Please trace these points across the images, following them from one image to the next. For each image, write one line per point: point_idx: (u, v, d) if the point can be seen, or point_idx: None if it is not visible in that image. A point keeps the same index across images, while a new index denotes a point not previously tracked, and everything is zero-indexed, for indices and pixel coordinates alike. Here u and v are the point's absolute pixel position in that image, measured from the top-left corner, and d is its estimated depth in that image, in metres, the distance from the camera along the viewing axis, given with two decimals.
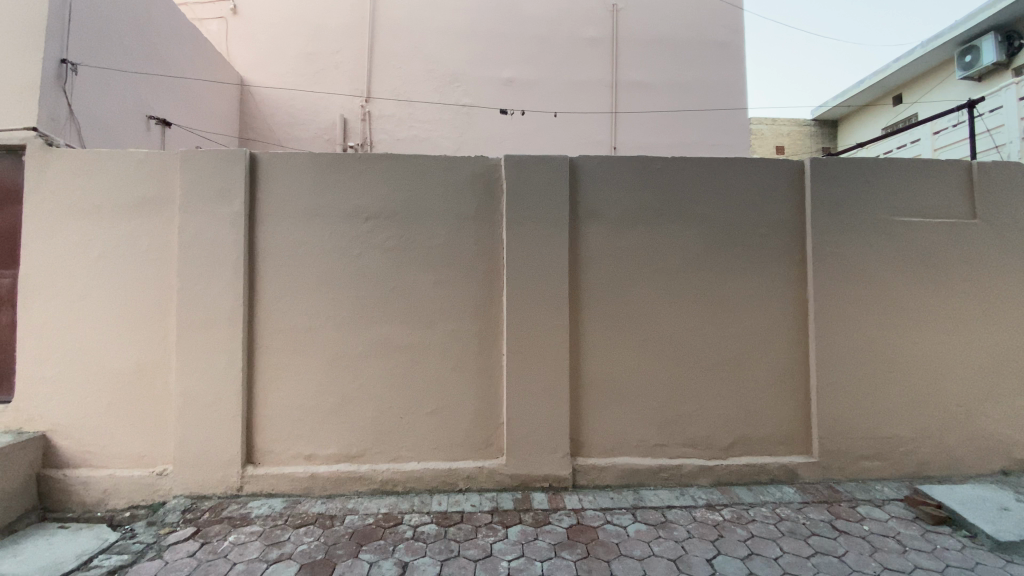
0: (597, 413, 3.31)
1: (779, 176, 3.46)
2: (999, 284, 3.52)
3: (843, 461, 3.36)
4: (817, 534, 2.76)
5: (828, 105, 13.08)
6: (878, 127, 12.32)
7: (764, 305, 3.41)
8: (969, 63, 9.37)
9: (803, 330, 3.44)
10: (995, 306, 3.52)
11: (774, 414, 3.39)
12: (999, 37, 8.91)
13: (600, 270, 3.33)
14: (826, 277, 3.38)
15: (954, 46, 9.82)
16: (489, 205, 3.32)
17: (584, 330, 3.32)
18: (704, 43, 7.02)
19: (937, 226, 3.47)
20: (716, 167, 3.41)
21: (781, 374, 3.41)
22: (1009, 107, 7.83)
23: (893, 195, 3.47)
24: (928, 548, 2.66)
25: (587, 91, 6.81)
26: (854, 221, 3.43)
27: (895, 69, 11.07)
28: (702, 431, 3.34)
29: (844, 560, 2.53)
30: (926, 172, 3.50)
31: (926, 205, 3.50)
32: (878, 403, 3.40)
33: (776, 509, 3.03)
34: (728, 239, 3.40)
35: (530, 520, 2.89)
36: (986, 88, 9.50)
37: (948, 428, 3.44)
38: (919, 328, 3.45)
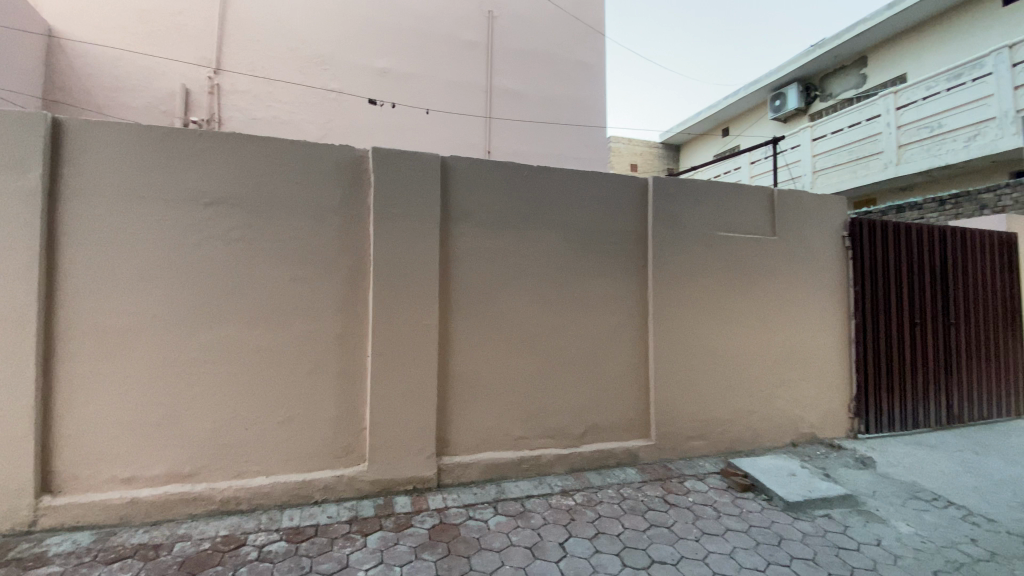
0: (462, 411, 3.34)
1: (628, 189, 3.84)
2: (789, 289, 4.32)
3: (676, 443, 3.83)
4: (652, 509, 3.11)
5: (673, 130, 14.91)
6: (711, 154, 14.41)
7: (614, 305, 3.75)
8: (779, 107, 11.78)
9: (646, 328, 3.84)
10: (787, 307, 4.30)
11: (620, 403, 3.74)
12: (800, 88, 11.41)
13: (468, 270, 3.37)
14: (665, 281, 3.84)
15: (768, 91, 12.17)
16: (354, 199, 3.16)
17: (451, 328, 3.32)
18: (572, 62, 7.51)
19: (748, 240, 4.15)
20: (576, 176, 3.67)
21: (628, 368, 3.78)
22: (804, 146, 10.16)
23: (716, 212, 4.06)
24: (736, 512, 3.15)
25: (462, 92, 6.86)
26: (688, 234, 3.94)
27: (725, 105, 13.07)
28: (560, 422, 3.56)
29: (673, 530, 2.89)
30: (740, 194, 4.16)
31: (740, 222, 4.15)
32: (703, 391, 3.94)
33: (620, 490, 3.35)
34: (586, 244, 3.68)
35: (391, 525, 2.80)
36: (790, 128, 11.99)
37: (753, 409, 4.12)
38: (734, 326, 4.08)
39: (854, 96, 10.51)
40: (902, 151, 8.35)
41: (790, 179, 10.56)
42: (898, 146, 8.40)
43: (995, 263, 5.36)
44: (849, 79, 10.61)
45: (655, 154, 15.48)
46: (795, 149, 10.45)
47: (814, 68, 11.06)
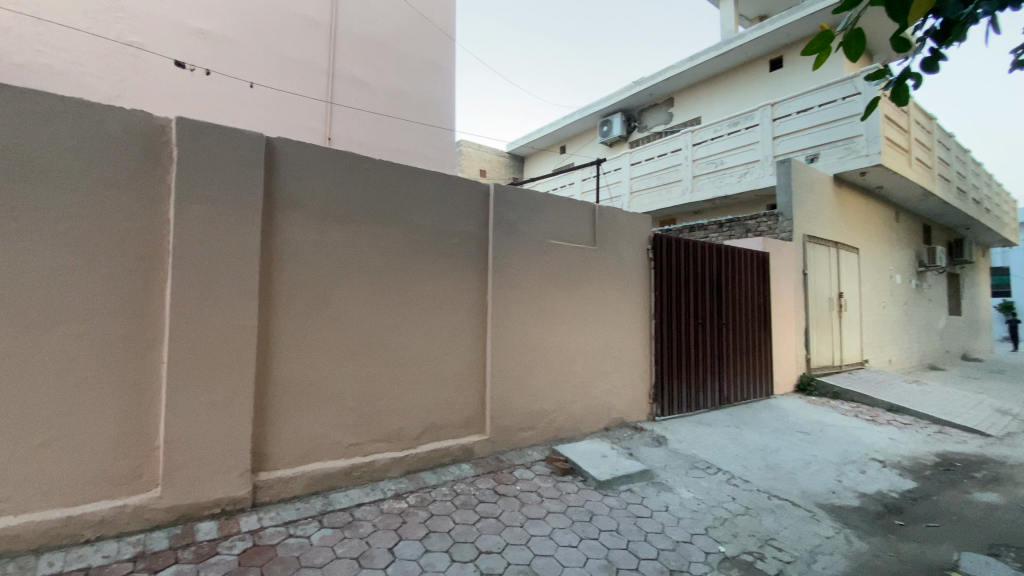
0: (285, 419, 3.05)
1: (470, 193, 3.96)
2: (605, 293, 4.91)
3: (507, 436, 4.04)
4: (483, 501, 3.23)
5: (518, 142, 15.73)
6: (551, 167, 15.55)
7: (453, 305, 3.81)
8: (607, 132, 13.26)
9: (483, 328, 3.98)
10: (603, 309, 4.88)
11: (457, 401, 3.80)
12: (624, 117, 13.01)
13: (296, 265, 3.10)
14: (501, 283, 4.04)
15: (599, 116, 13.61)
16: (152, 175, 2.68)
17: (274, 328, 3.02)
18: (422, 60, 7.45)
19: (572, 248, 4.61)
20: (417, 174, 3.65)
21: (465, 366, 3.86)
22: (624, 169, 11.60)
23: (548, 221, 4.42)
24: (557, 495, 3.45)
25: (299, 71, 6.32)
26: (522, 239, 4.22)
27: (563, 123, 14.25)
28: (395, 425, 3.48)
29: (501, 519, 3.04)
30: (567, 207, 4.61)
31: (567, 232, 4.60)
32: (532, 386, 4.23)
33: (453, 487, 3.40)
34: (427, 243, 3.67)
35: (190, 556, 2.43)
36: (616, 152, 13.57)
37: (574, 400, 4.56)
38: (560, 325, 4.47)
39: (664, 130, 12.45)
40: (695, 180, 10.08)
41: (612, 198, 11.93)
42: (692, 176, 10.12)
43: (752, 275, 6.79)
44: (659, 115, 12.62)
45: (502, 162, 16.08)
46: (616, 171, 11.87)
47: (635, 101, 12.71)
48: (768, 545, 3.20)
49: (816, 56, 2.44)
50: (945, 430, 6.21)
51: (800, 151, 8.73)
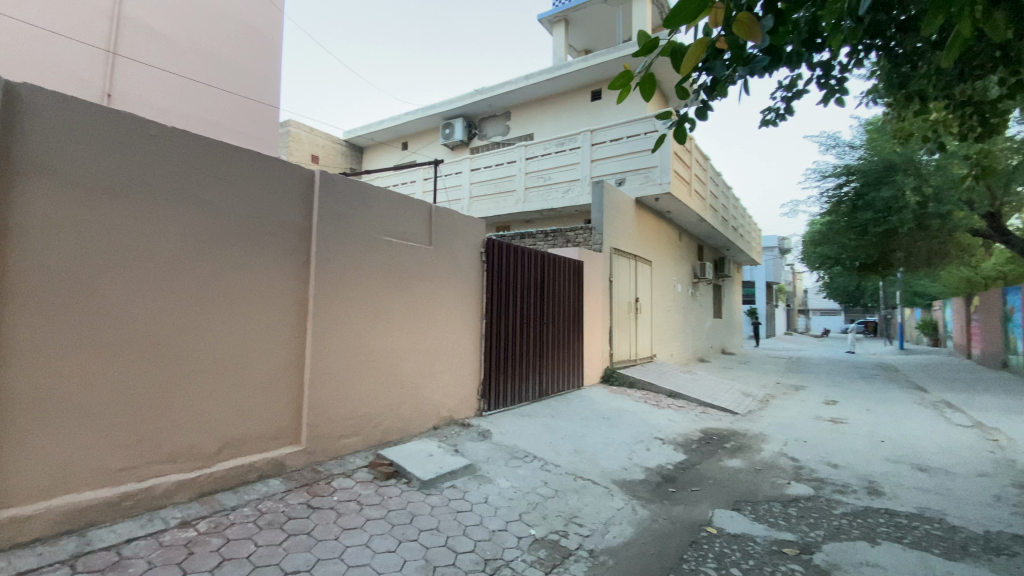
0: (20, 444, 2.39)
1: (292, 180, 3.64)
2: (438, 294, 4.95)
3: (326, 444, 3.78)
4: (293, 517, 2.98)
5: (356, 131, 14.96)
6: (390, 163, 15.12)
7: (267, 301, 3.45)
8: (449, 135, 13.37)
9: (302, 328, 3.67)
10: (436, 309, 4.92)
11: (266, 410, 3.43)
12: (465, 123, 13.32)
13: (46, 248, 2.48)
14: (325, 280, 3.78)
15: (441, 118, 13.69)
16: None
17: (7, 326, 2.35)
18: (239, 24, 6.71)
19: (405, 246, 4.55)
20: (225, 154, 3.23)
21: (279, 370, 3.52)
22: (463, 173, 11.82)
23: (379, 217, 4.29)
24: (378, 501, 3.36)
25: (66, 7, 5.20)
26: (351, 233, 4.02)
27: (405, 119, 14.02)
28: (185, 440, 3.00)
29: (312, 535, 2.85)
30: (402, 204, 4.55)
31: (401, 229, 4.52)
32: (357, 389, 4.04)
33: (258, 505, 3.06)
34: (235, 232, 3.26)
35: None
36: (456, 155, 13.80)
37: (403, 402, 4.49)
38: (389, 325, 4.37)
39: (501, 141, 13.23)
40: (527, 192, 10.80)
41: (449, 202, 12.08)
42: (525, 187, 10.82)
43: (569, 281, 7.56)
44: (497, 126, 13.27)
45: (337, 150, 14.91)
46: (455, 174, 12.05)
47: (476, 109, 13.11)
48: (571, 522, 3.60)
49: (620, 90, 2.89)
50: (707, 410, 7.73)
51: (611, 175, 10.02)
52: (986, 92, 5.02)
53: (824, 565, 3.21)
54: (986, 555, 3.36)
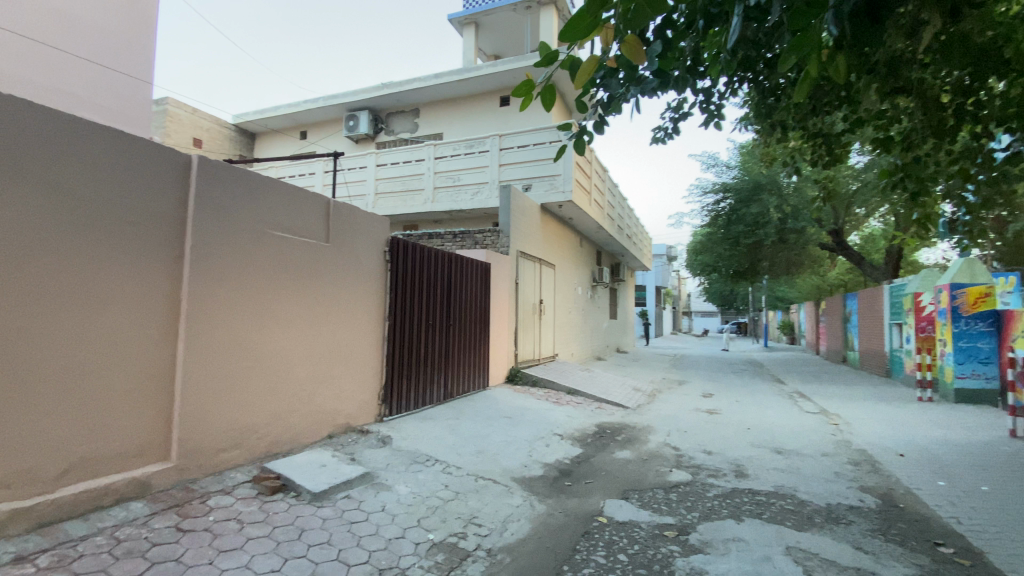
0: None
1: (164, 165, 3.26)
2: (336, 294, 4.72)
3: (202, 459, 3.43)
4: (159, 544, 2.67)
5: (248, 116, 13.81)
6: (287, 152, 14.14)
7: (130, 300, 3.05)
8: (352, 127, 12.81)
9: (174, 330, 3.30)
10: (333, 310, 4.69)
11: (127, 424, 3.03)
12: (371, 117, 12.86)
13: None
14: (203, 277, 3.44)
15: (344, 109, 13.11)
16: None
17: None
18: None
19: (299, 243, 4.29)
20: (77, 129, 2.81)
21: (144, 378, 3.12)
22: (369, 169, 11.37)
23: (269, 210, 4.00)
24: (262, 518, 3.12)
25: None
26: (235, 227, 3.70)
27: (304, 107, 13.23)
28: (17, 463, 2.54)
29: (183, 561, 2.57)
30: (295, 198, 4.28)
31: (294, 225, 4.26)
32: (241, 397, 3.72)
33: (115, 533, 2.69)
34: (89, 220, 2.85)
35: None
36: (359, 149, 13.29)
37: (294, 409, 4.22)
38: (279, 327, 4.07)
39: (409, 138, 12.94)
40: (435, 192, 10.67)
41: (347, 197, 11.56)
42: (433, 187, 10.70)
43: (476, 283, 7.60)
44: (405, 122, 12.95)
45: (225, 135, 13.54)
46: (358, 169, 11.56)
47: (382, 103, 12.74)
48: (470, 523, 3.62)
49: (522, 98, 2.99)
50: (602, 406, 8.19)
51: (518, 180, 10.24)
52: (831, 126, 5.89)
53: (698, 543, 3.55)
54: (824, 523, 3.94)
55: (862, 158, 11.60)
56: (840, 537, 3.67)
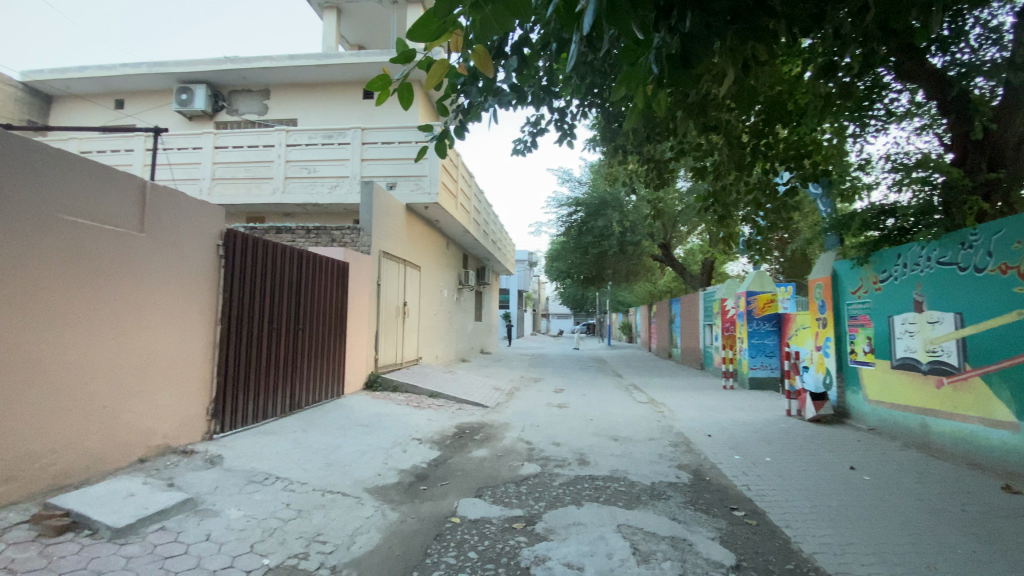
0: None
1: None
2: (154, 292, 4.08)
3: None
4: None
5: (42, 74, 11.23)
6: (96, 123, 11.77)
7: None
8: (184, 101, 11.15)
9: None
10: (150, 311, 4.03)
11: None
12: (209, 93, 11.36)
13: None
14: None
15: (176, 81, 11.39)
16: None
17: None
18: None
19: (104, 231, 3.62)
20: None
21: None
22: (205, 151, 9.99)
23: (60, 190, 3.31)
24: (42, 566, 2.54)
25: None
26: (10, 207, 2.99)
27: (122, 71, 11.19)
28: None
29: None
30: (100, 177, 3.61)
31: (98, 209, 3.58)
32: (14, 418, 3.00)
33: None
34: None
35: None
36: (194, 127, 11.64)
37: (93, 430, 3.52)
38: (75, 330, 3.39)
39: (256, 121, 11.67)
40: (287, 182, 9.84)
41: (170, 181, 9.98)
42: (285, 177, 9.84)
43: (332, 283, 7.15)
44: (253, 103, 11.67)
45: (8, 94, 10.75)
46: (189, 150, 10.07)
47: (224, 78, 11.35)
48: (313, 541, 3.38)
49: (380, 94, 2.93)
50: (462, 406, 8.27)
51: (382, 177, 9.89)
52: (661, 155, 6.73)
53: (543, 531, 3.78)
54: (649, 500, 4.49)
55: (685, 184, 13.54)
56: (660, 511, 4.22)
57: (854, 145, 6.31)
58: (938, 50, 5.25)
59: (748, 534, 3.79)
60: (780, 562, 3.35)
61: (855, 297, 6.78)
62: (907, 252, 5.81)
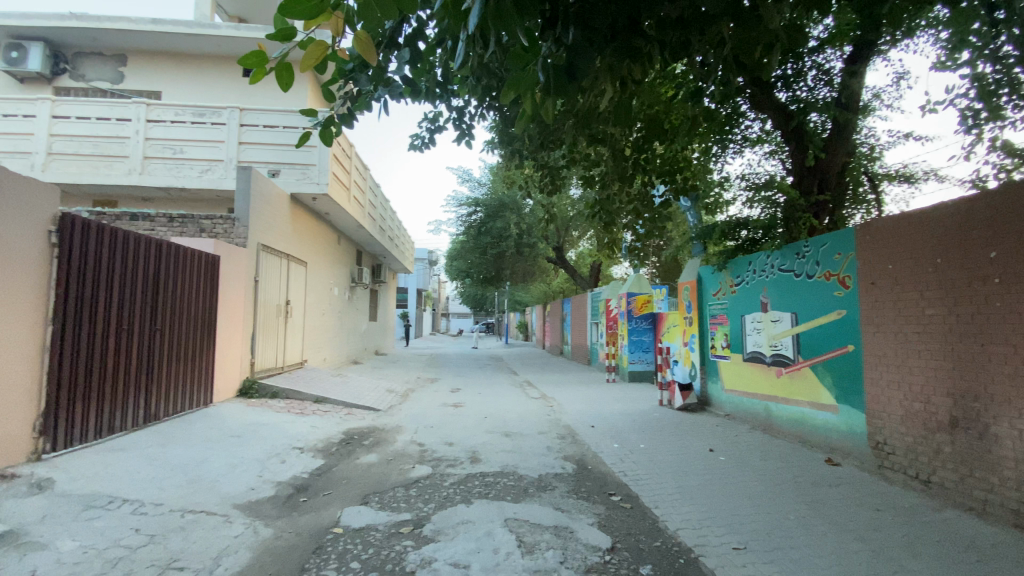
0: None
1: None
2: None
3: None
4: None
5: None
6: None
7: None
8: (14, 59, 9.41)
9: None
10: None
11: None
12: (48, 53, 9.72)
13: None
14: None
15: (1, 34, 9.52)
16: None
17: None
18: None
19: None
20: None
21: None
22: (40, 120, 8.48)
23: None
24: None
25: None
26: None
27: None
28: None
29: None
30: None
31: None
32: None
33: None
34: None
35: None
36: (25, 91, 9.81)
37: None
38: None
39: (109, 90, 10.08)
40: (146, 162, 8.65)
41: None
42: (144, 156, 8.64)
43: (200, 279, 6.41)
44: (105, 70, 10.07)
45: None
46: (16, 117, 8.42)
47: (67, 37, 9.71)
48: (168, 568, 3.00)
49: (255, 72, 2.70)
50: (351, 411, 7.88)
51: (263, 164, 9.07)
52: (554, 163, 7.00)
53: (431, 533, 3.74)
54: (536, 492, 4.66)
55: (577, 191, 14.28)
56: (546, 502, 4.39)
57: (717, 164, 7.12)
58: (783, 86, 6.11)
59: (623, 518, 4.09)
60: (648, 540, 3.66)
61: (716, 298, 7.63)
62: (756, 260, 6.67)
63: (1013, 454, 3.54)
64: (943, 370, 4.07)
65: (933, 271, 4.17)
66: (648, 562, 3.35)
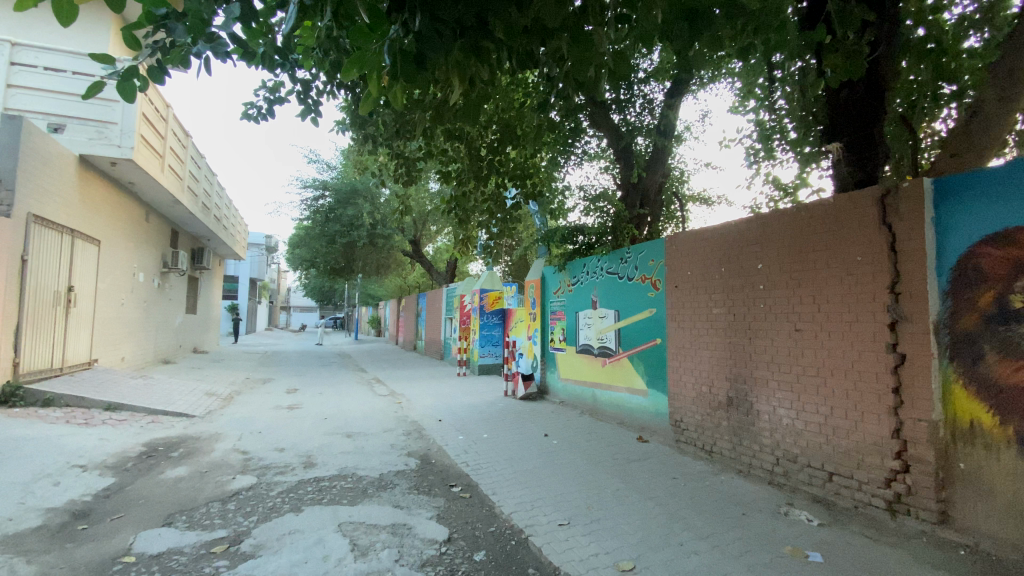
0: None
1: None
2: None
3: None
4: None
5: None
6: None
7: None
8: None
9: None
10: None
11: None
12: None
13: None
14: None
15: None
16: None
17: None
18: None
19: None
20: None
21: None
22: None
23: None
24: None
25: None
26: None
27: None
28: None
29: None
30: None
31: None
32: None
33: None
34: None
35: None
36: None
37: None
38: None
39: None
40: None
41: None
42: None
43: None
44: None
45: None
46: None
47: None
48: None
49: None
50: (156, 419, 6.72)
51: (40, 115, 7.28)
52: (408, 152, 6.83)
53: (250, 548, 3.37)
54: (374, 492, 4.51)
55: (434, 185, 14.23)
56: (384, 501, 4.27)
57: (561, 173, 7.67)
58: (617, 109, 6.84)
59: (462, 508, 4.18)
60: (484, 527, 3.80)
61: (556, 295, 8.23)
62: (589, 263, 7.30)
63: (769, 425, 4.47)
64: (723, 360, 4.97)
65: (719, 278, 5.06)
66: (482, 548, 3.48)
